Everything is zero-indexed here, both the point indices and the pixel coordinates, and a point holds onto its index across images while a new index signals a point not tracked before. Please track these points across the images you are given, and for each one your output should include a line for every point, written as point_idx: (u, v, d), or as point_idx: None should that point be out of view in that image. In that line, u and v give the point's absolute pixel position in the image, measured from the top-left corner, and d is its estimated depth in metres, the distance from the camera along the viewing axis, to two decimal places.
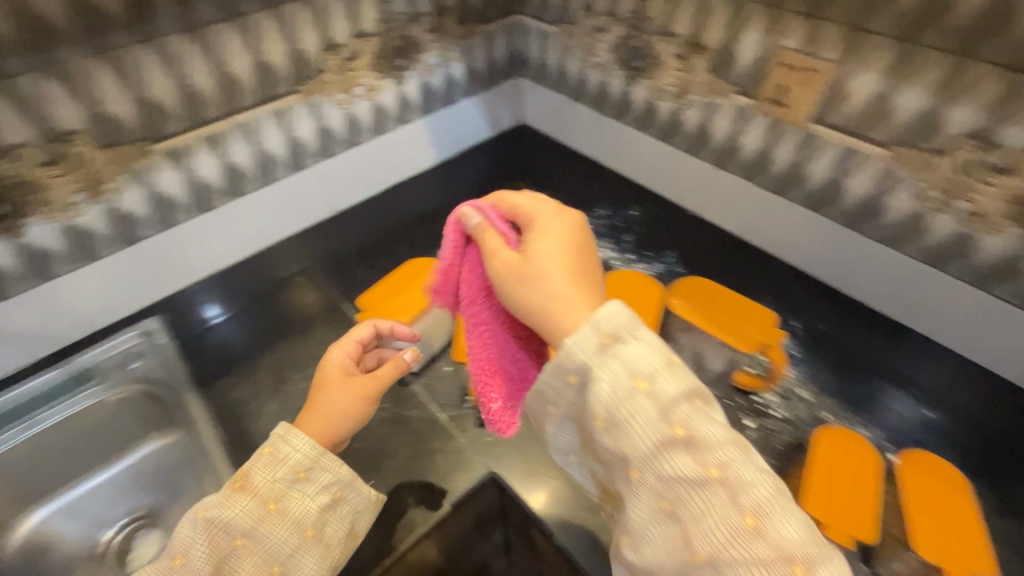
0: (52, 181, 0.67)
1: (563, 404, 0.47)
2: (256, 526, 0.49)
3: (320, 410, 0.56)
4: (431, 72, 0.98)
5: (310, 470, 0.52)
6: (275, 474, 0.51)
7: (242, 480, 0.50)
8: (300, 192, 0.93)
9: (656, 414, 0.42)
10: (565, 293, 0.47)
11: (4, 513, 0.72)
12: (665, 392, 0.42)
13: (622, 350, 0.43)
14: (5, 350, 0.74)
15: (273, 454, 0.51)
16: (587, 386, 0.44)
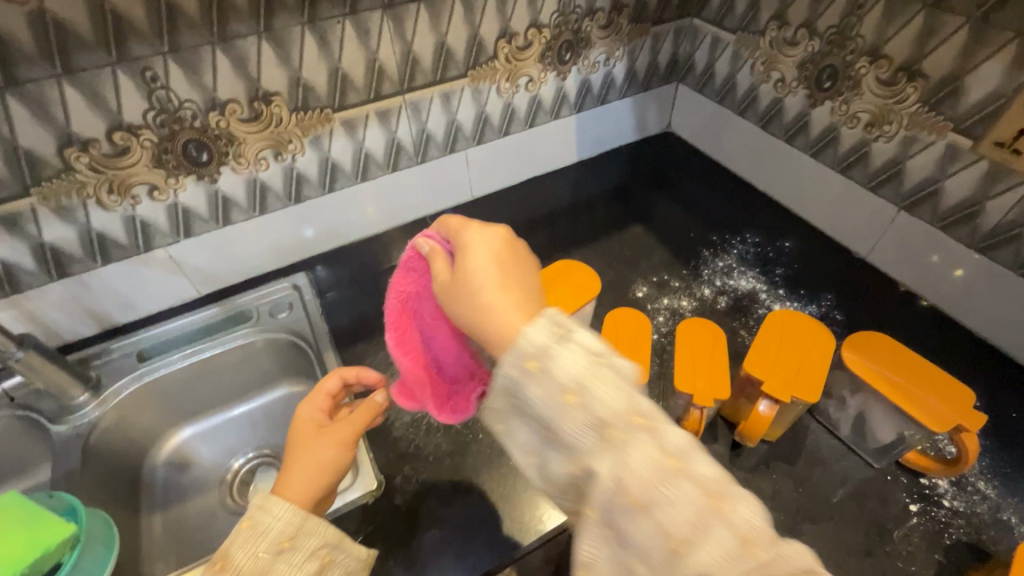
0: (248, 136, 0.73)
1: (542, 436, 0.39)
2: None
3: (299, 468, 0.52)
4: (593, 69, 0.95)
5: (294, 538, 0.46)
6: (252, 551, 0.45)
7: (222, 561, 0.44)
8: (446, 173, 0.94)
9: (622, 424, 0.36)
10: (497, 306, 0.44)
11: (161, 425, 0.81)
12: (623, 405, 0.37)
13: (600, 368, 0.38)
14: (182, 282, 0.82)
15: (251, 526, 0.46)
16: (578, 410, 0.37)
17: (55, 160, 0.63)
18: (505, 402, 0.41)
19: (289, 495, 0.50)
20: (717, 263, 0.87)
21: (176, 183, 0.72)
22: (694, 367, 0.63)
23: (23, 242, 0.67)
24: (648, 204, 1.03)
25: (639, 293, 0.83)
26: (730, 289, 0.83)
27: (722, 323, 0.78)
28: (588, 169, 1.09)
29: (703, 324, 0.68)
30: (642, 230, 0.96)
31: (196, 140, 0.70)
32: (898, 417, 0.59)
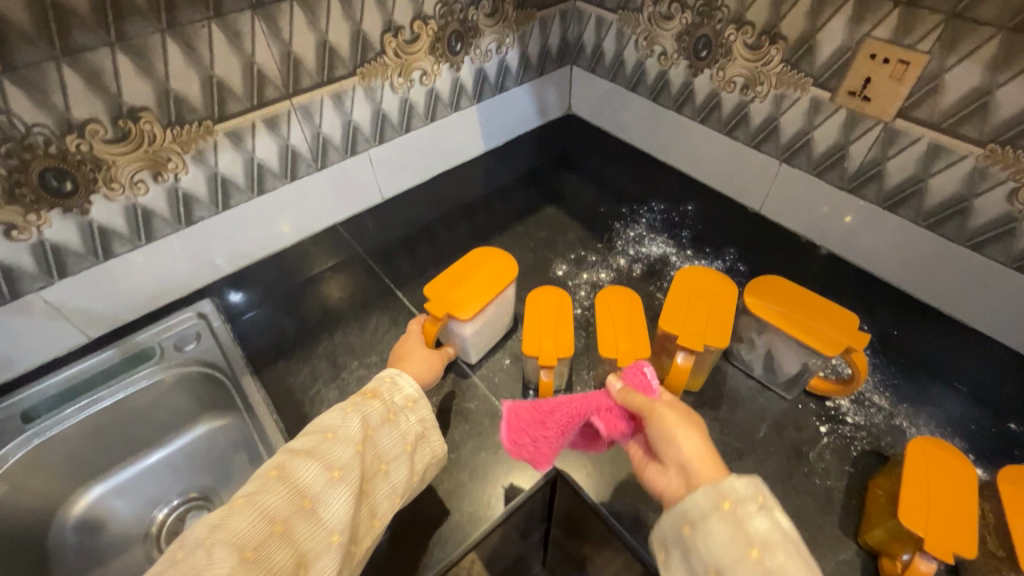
0: (119, 158, 0.66)
1: (701, 531, 0.45)
2: (377, 429, 0.53)
3: (415, 361, 0.63)
4: (485, 58, 0.96)
5: (416, 402, 0.57)
6: (393, 396, 0.56)
7: (373, 392, 0.56)
8: (350, 176, 0.91)
9: (752, 513, 0.45)
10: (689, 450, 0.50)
11: (64, 488, 0.72)
12: (755, 509, 0.45)
13: (749, 506, 0.45)
14: (65, 326, 0.74)
15: (391, 381, 0.57)
16: (741, 517, 0.44)
17: None
18: (676, 518, 0.47)
19: (410, 373, 0.61)
20: (629, 234, 0.91)
21: (38, 219, 0.65)
22: (615, 331, 0.65)
23: None
24: (559, 185, 1.05)
25: (559, 272, 0.84)
26: (643, 256, 0.86)
27: (640, 289, 0.81)
28: (496, 159, 1.09)
29: (619, 293, 0.71)
30: (555, 211, 0.98)
31: (55, 168, 0.63)
32: (801, 349, 0.63)
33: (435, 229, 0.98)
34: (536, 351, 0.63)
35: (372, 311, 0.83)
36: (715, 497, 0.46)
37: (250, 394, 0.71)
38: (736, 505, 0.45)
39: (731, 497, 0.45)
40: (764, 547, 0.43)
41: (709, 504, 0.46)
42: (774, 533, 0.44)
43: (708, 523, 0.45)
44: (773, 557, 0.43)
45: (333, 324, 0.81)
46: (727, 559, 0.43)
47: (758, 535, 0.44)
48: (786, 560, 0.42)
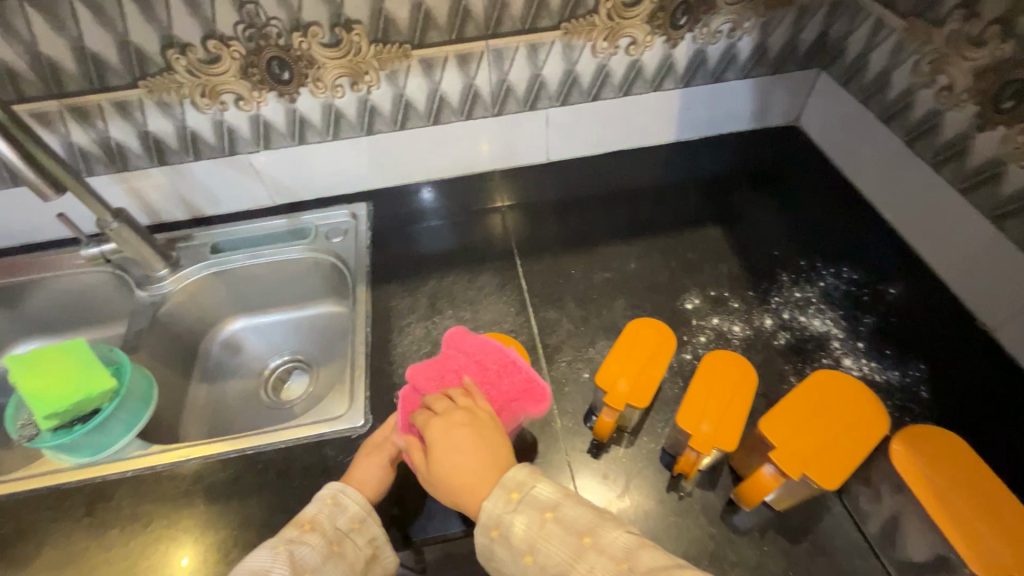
0: (328, 62, 0.74)
1: (498, 529, 0.47)
2: (322, 562, 0.50)
3: (359, 473, 0.58)
4: (711, 40, 0.83)
5: (362, 522, 0.54)
6: (335, 522, 0.53)
7: (311, 523, 0.52)
8: (523, 130, 0.90)
9: (526, 482, 0.49)
10: (465, 476, 0.50)
11: (223, 313, 0.91)
12: (536, 488, 0.48)
13: (529, 485, 0.49)
14: (260, 188, 0.89)
15: (332, 504, 0.54)
16: (524, 497, 0.48)
17: (157, 59, 0.69)
18: (483, 540, 0.47)
19: (357, 487, 0.57)
20: (793, 294, 0.75)
21: (260, 96, 0.76)
22: (704, 404, 0.55)
23: (132, 127, 0.76)
24: (739, 206, 0.90)
25: (687, 305, 0.74)
26: (797, 327, 0.71)
27: (772, 363, 0.68)
28: (682, 154, 0.98)
29: (731, 358, 0.59)
30: (718, 235, 0.85)
31: (279, 58, 0.72)
32: (937, 536, 0.48)
33: (584, 206, 0.93)
34: (607, 385, 0.57)
35: (487, 266, 0.83)
36: (483, 529, 0.47)
37: (359, 301, 0.78)
38: (498, 526, 0.47)
39: (490, 523, 0.47)
40: (530, 548, 0.46)
41: (483, 537, 0.47)
42: (550, 492, 0.48)
43: (489, 549, 0.47)
44: (540, 554, 0.45)
45: (449, 266, 0.83)
46: (529, 538, 0.46)
47: (524, 540, 0.46)
48: (549, 548, 0.45)
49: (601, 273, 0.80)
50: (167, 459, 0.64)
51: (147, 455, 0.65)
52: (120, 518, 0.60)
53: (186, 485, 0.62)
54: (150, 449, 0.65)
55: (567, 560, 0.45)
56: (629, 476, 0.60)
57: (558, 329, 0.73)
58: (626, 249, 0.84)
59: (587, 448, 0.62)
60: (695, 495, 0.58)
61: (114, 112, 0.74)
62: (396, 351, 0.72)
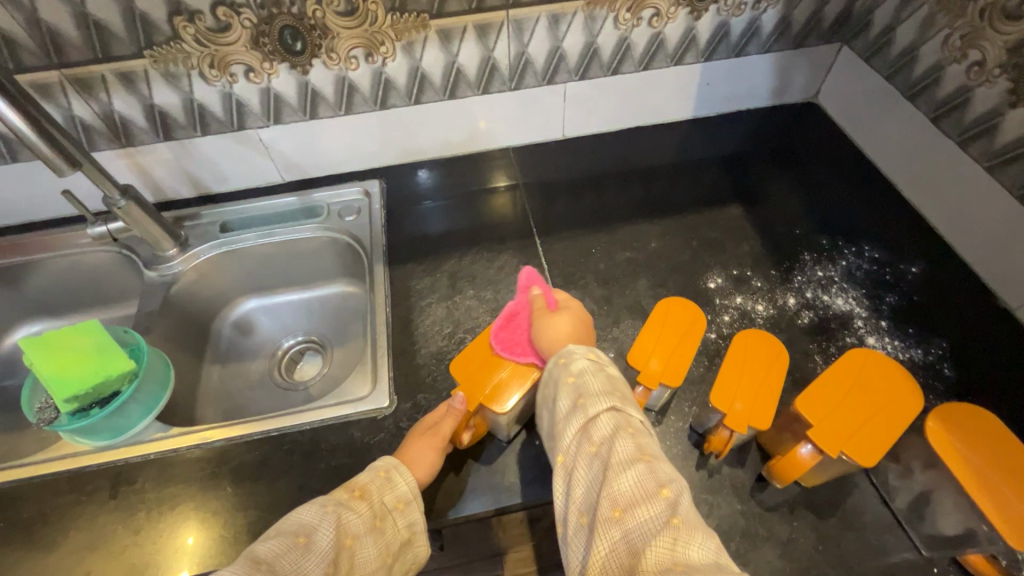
0: (342, 32, 0.72)
1: (568, 354, 0.56)
2: (365, 534, 0.50)
3: (412, 454, 0.56)
4: (736, 12, 0.81)
5: (408, 504, 0.54)
6: (382, 496, 0.53)
7: (362, 489, 0.53)
8: (540, 104, 0.87)
9: (597, 359, 0.56)
10: (553, 331, 0.61)
11: (233, 293, 0.89)
12: (605, 361, 0.56)
13: (599, 354, 0.56)
14: (268, 164, 0.86)
15: (385, 476, 0.54)
16: (595, 355, 0.56)
17: (165, 27, 0.66)
18: (552, 361, 0.57)
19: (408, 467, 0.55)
20: (816, 273, 0.75)
21: (271, 68, 0.73)
22: (737, 383, 0.55)
23: (136, 99, 0.73)
24: (759, 184, 0.89)
25: (710, 285, 0.74)
26: (820, 306, 0.71)
27: (796, 342, 0.68)
28: (699, 131, 0.96)
29: (763, 337, 0.60)
30: (739, 214, 0.84)
31: (293, 27, 0.70)
32: (969, 506, 0.49)
33: (601, 183, 0.91)
34: (639, 365, 0.57)
35: (506, 246, 0.81)
36: (554, 357, 0.56)
37: (377, 281, 0.77)
38: (566, 357, 0.56)
39: (564, 354, 0.56)
40: (578, 373, 0.54)
41: (553, 362, 0.56)
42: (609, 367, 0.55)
43: (551, 372, 0.56)
44: (583, 381, 0.53)
45: (467, 246, 0.82)
46: (576, 370, 0.54)
47: (578, 368, 0.54)
48: (593, 380, 0.53)
49: (622, 253, 0.79)
50: (191, 440, 0.63)
51: (168, 438, 0.64)
52: (145, 500, 0.59)
53: (211, 467, 0.61)
54: (172, 431, 0.64)
55: (599, 391, 0.52)
56: None
57: (581, 309, 0.72)
58: (646, 228, 0.83)
59: None
60: (726, 472, 0.58)
61: (118, 83, 0.70)
62: (417, 332, 0.71)
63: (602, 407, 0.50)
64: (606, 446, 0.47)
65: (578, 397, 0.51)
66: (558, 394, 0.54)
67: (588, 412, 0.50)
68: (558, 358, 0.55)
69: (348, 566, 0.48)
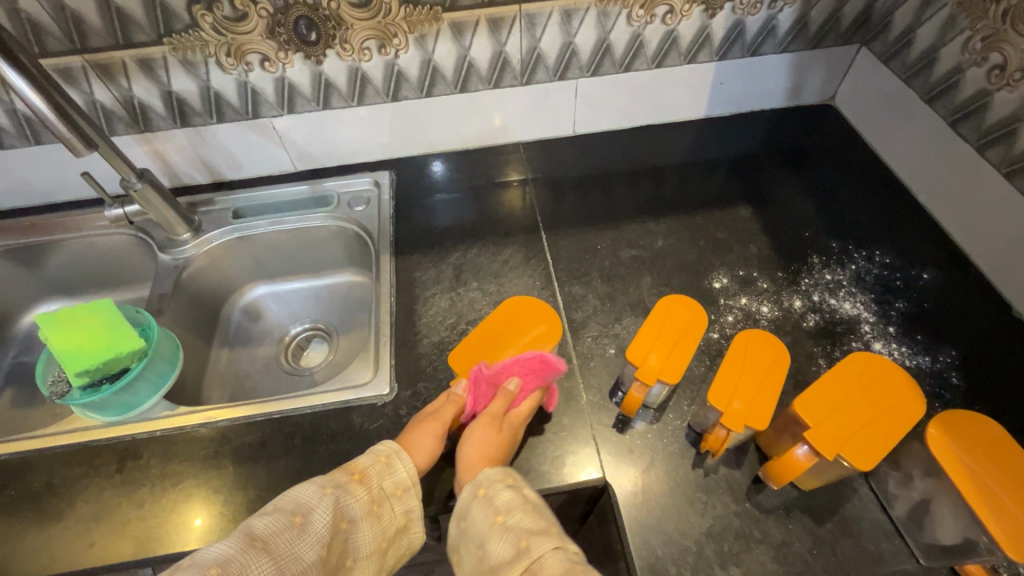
0: (356, 24, 0.72)
1: (489, 483, 0.53)
2: (360, 517, 0.51)
3: (413, 439, 0.57)
4: (751, 11, 0.80)
5: (406, 491, 0.54)
6: (381, 482, 0.53)
7: (361, 473, 0.53)
8: (551, 100, 0.87)
9: (518, 485, 0.53)
10: (483, 452, 0.56)
11: (244, 279, 0.90)
12: (527, 490, 0.53)
13: (521, 485, 0.53)
14: (281, 153, 0.87)
15: (385, 462, 0.54)
16: (513, 481, 0.53)
17: (184, 15, 0.68)
18: (468, 492, 0.53)
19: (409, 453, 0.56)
20: (824, 277, 0.74)
21: (285, 58, 0.75)
22: (735, 383, 0.55)
23: (155, 86, 0.74)
24: (770, 186, 0.88)
25: (715, 285, 0.74)
26: (827, 309, 0.70)
27: (800, 345, 0.67)
28: (712, 131, 0.95)
29: (764, 338, 0.59)
30: (748, 215, 0.83)
31: (308, 18, 0.71)
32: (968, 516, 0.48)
33: (610, 180, 0.91)
34: (638, 361, 0.57)
35: (511, 239, 0.82)
36: (472, 485, 0.53)
37: (383, 270, 0.77)
38: (488, 487, 0.52)
39: (481, 483, 0.53)
40: (506, 511, 0.50)
41: (471, 492, 0.53)
42: (530, 495, 0.53)
43: (471, 505, 0.52)
44: (512, 517, 0.50)
45: (473, 239, 0.82)
46: (505, 502, 0.51)
47: (504, 504, 0.51)
48: (525, 517, 0.50)
49: (628, 250, 0.79)
50: (192, 420, 0.65)
51: (173, 416, 0.65)
52: (150, 475, 0.61)
53: (214, 446, 0.63)
54: (178, 409, 0.66)
55: (534, 529, 0.49)
56: (654, 452, 0.59)
57: (584, 304, 0.72)
58: (653, 226, 0.82)
59: (613, 424, 0.61)
60: (721, 472, 0.58)
61: (138, 69, 0.72)
62: (420, 322, 0.72)
63: (546, 547, 0.47)
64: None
65: (517, 540, 0.48)
66: (484, 537, 0.50)
67: (532, 553, 0.47)
68: (476, 491, 0.52)
69: (338, 548, 0.49)
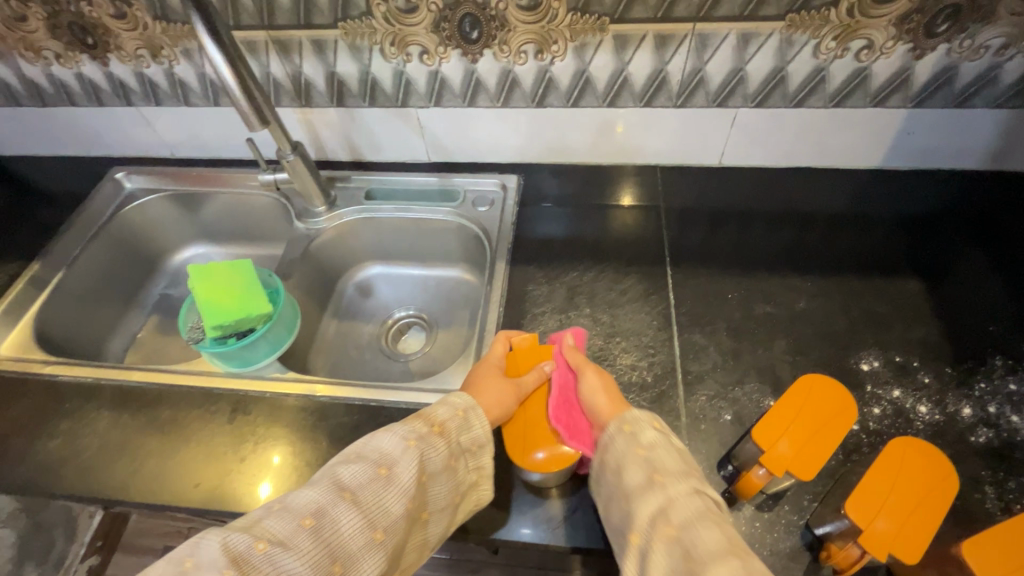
0: (518, 26, 0.71)
1: (634, 422, 0.52)
2: (439, 468, 0.50)
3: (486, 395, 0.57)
4: (971, 55, 0.68)
5: (478, 447, 0.54)
6: (459, 435, 0.53)
7: (441, 425, 0.52)
8: (703, 127, 0.81)
9: (661, 431, 0.52)
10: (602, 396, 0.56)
11: (363, 257, 0.94)
12: (673, 434, 0.52)
13: (671, 436, 0.52)
14: (420, 142, 0.89)
15: (462, 416, 0.53)
16: (660, 425, 0.52)
17: (361, 3, 0.70)
18: (614, 423, 0.53)
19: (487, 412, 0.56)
20: (1006, 385, 0.61)
21: (444, 53, 0.75)
22: (884, 496, 0.47)
23: (322, 66, 0.78)
24: (949, 260, 0.75)
25: (863, 367, 0.64)
26: (1005, 427, 0.58)
27: (962, 463, 0.56)
28: (884, 185, 0.83)
29: (923, 450, 0.50)
30: (917, 291, 0.71)
31: (473, 16, 0.71)
32: None
33: (751, 220, 0.82)
34: (766, 444, 0.50)
35: (632, 269, 0.77)
36: (617, 422, 0.53)
37: (496, 277, 0.76)
38: (634, 425, 0.52)
39: (628, 420, 0.52)
40: (649, 447, 0.50)
41: (615, 426, 0.53)
42: (671, 443, 0.51)
43: (611, 436, 0.52)
44: (654, 454, 0.49)
45: (592, 261, 0.78)
46: (646, 437, 0.51)
47: (648, 442, 0.50)
48: (667, 456, 0.49)
49: (762, 305, 0.71)
50: (298, 390, 0.68)
51: (282, 380, 0.69)
52: (254, 433, 0.65)
53: (313, 419, 0.65)
54: (286, 375, 0.70)
55: (672, 469, 0.48)
56: (759, 544, 0.52)
57: (703, 357, 0.66)
58: (796, 283, 0.73)
59: (716, 500, 0.55)
60: None
61: (311, 49, 0.76)
62: None
63: (682, 490, 0.46)
64: (688, 532, 0.42)
65: (653, 473, 0.47)
66: (622, 463, 0.50)
67: (666, 491, 0.46)
68: (624, 426, 0.52)
69: (419, 501, 0.48)
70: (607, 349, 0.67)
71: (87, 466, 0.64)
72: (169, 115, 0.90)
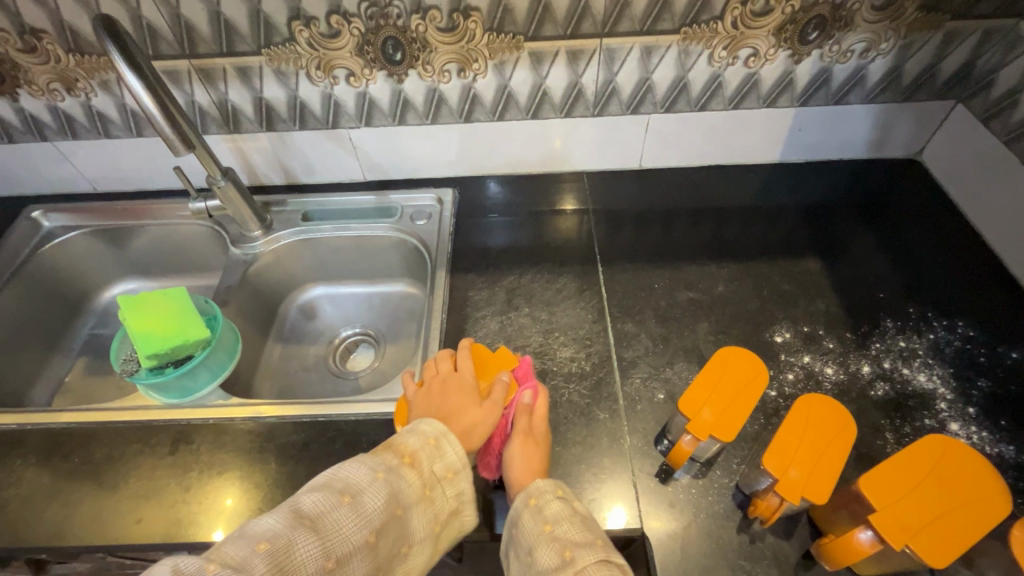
0: (439, 47, 0.75)
1: (540, 496, 0.51)
2: (415, 502, 0.48)
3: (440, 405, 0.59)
4: (841, 59, 0.78)
5: (456, 474, 0.52)
6: (432, 465, 0.51)
7: (412, 457, 0.50)
8: (621, 132, 0.87)
9: (562, 503, 0.51)
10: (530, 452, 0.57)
11: (304, 279, 0.94)
12: (574, 501, 0.52)
13: (574, 501, 0.52)
14: (354, 162, 0.91)
15: (434, 445, 0.52)
16: (563, 493, 0.52)
17: (283, 29, 0.72)
18: (520, 501, 0.52)
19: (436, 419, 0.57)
20: (897, 343, 0.69)
21: (370, 75, 0.78)
22: (796, 448, 0.52)
23: (248, 92, 0.79)
24: (844, 239, 0.84)
25: (776, 339, 0.70)
26: (898, 380, 0.66)
27: (865, 415, 0.63)
28: (784, 177, 0.92)
29: (828, 404, 0.56)
30: (817, 269, 0.79)
31: (395, 38, 0.74)
32: None
33: (672, 216, 0.89)
34: (690, 412, 0.55)
35: (566, 268, 0.81)
36: (523, 495, 0.52)
37: (438, 285, 0.78)
38: (538, 498, 0.51)
39: (533, 491, 0.52)
40: (555, 521, 0.49)
41: (521, 501, 0.51)
42: (568, 511, 0.50)
43: (521, 515, 0.51)
44: (561, 528, 0.48)
45: (528, 263, 0.82)
46: (554, 512, 0.50)
47: (554, 514, 0.49)
48: (573, 529, 0.48)
49: (685, 292, 0.77)
50: (243, 413, 0.67)
51: (226, 406, 0.68)
52: (199, 461, 0.63)
53: (260, 441, 0.65)
54: (230, 400, 0.69)
55: (580, 542, 0.47)
56: (697, 508, 0.57)
57: (636, 343, 0.70)
58: (714, 269, 0.80)
59: (655, 473, 0.59)
60: (770, 541, 0.54)
61: (235, 76, 0.77)
62: None
63: (590, 560, 0.45)
64: None
65: (563, 550, 0.46)
66: (535, 547, 0.48)
67: (578, 566, 0.44)
68: (529, 499, 0.51)
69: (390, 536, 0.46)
70: (546, 344, 0.71)
71: (13, 517, 0.60)
72: (88, 149, 0.87)
